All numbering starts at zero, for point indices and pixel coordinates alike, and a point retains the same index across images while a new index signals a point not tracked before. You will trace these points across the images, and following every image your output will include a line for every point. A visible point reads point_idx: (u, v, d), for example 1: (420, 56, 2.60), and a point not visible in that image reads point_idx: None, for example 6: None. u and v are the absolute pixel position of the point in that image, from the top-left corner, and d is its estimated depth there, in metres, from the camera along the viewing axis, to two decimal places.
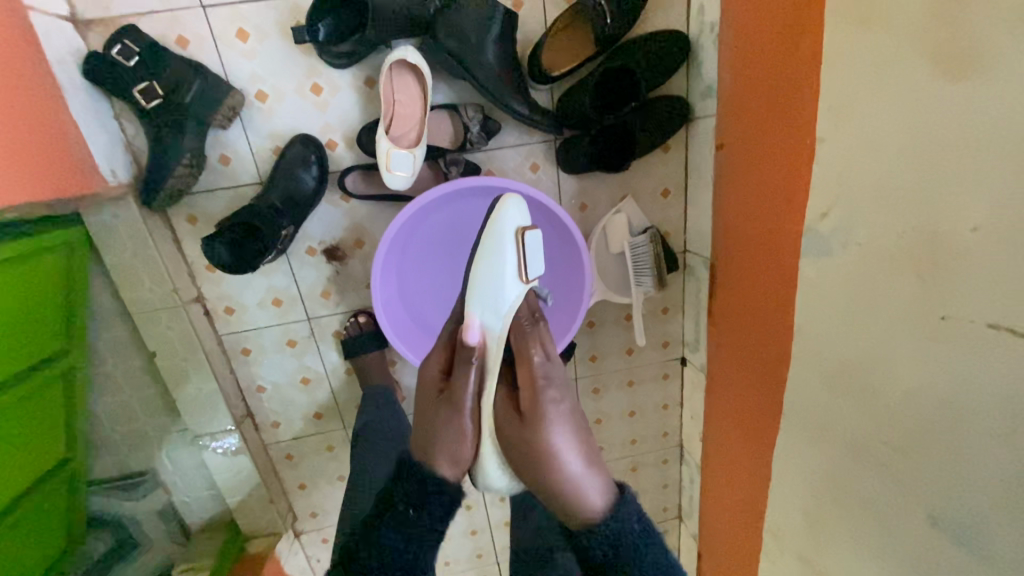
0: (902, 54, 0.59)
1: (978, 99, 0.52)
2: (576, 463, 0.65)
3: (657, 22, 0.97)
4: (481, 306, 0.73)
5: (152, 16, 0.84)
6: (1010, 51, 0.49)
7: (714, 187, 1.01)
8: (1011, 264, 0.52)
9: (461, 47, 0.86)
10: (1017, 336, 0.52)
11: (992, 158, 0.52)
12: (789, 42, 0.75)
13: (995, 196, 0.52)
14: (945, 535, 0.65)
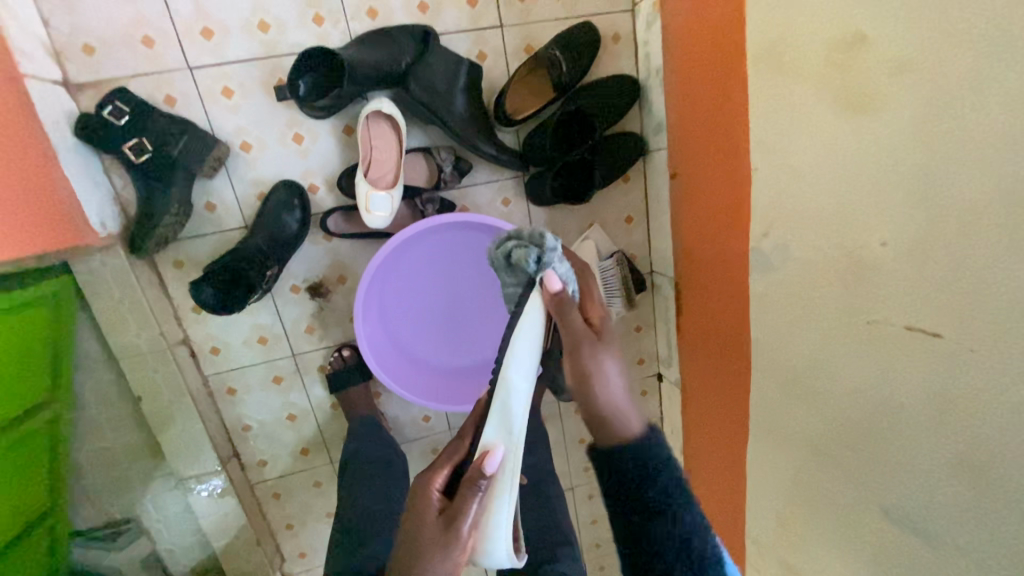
0: (811, 95, 0.68)
1: (873, 133, 0.61)
2: (618, 390, 0.69)
3: (609, 68, 1.07)
4: (501, 424, 0.65)
5: (141, 78, 0.91)
6: (891, 93, 0.58)
7: (671, 213, 1.10)
8: (921, 272, 0.59)
9: (430, 97, 0.94)
10: (934, 337, 0.59)
11: (892, 182, 0.60)
12: (721, 86, 0.85)
13: (897, 216, 0.60)
14: (894, 523, 0.70)
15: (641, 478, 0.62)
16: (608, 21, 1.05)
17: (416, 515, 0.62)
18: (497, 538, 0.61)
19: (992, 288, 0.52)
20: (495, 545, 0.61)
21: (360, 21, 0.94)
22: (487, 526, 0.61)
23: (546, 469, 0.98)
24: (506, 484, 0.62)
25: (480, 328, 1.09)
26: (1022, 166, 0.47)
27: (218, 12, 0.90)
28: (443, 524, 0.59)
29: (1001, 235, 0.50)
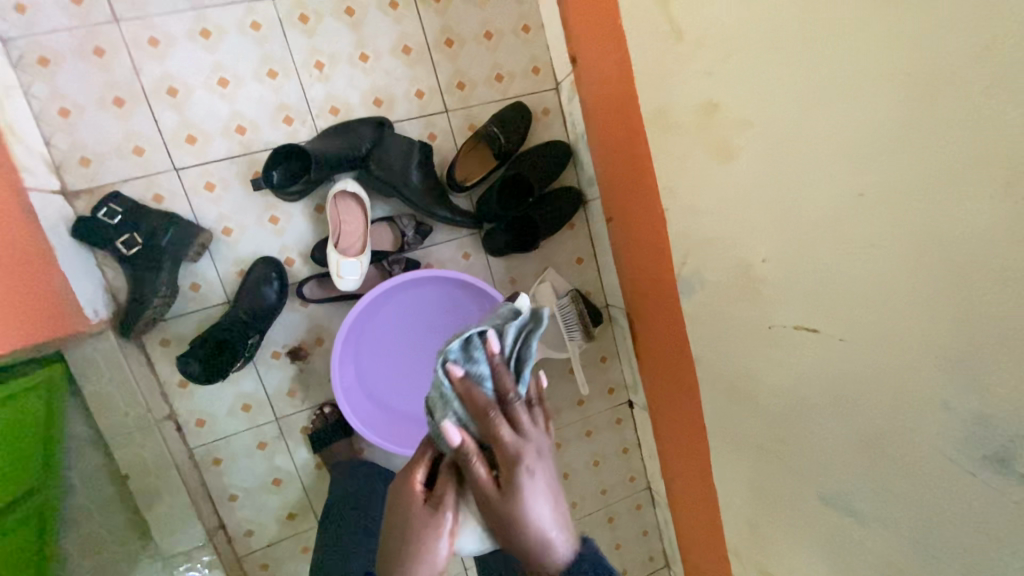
0: (686, 147, 0.83)
1: (735, 173, 0.75)
2: (544, 520, 0.56)
3: (543, 135, 1.25)
4: None
5: (132, 181, 1.03)
6: (739, 141, 0.72)
7: (614, 251, 1.24)
8: (809, 260, 0.66)
9: (389, 174, 1.09)
10: (815, 332, 0.68)
11: (754, 208, 0.73)
12: (630, 144, 1.02)
13: (762, 236, 0.71)
14: (836, 509, 0.73)
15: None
16: (537, 98, 1.23)
17: (403, 498, 0.62)
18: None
19: (840, 288, 0.63)
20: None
21: (324, 117, 1.11)
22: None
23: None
24: None
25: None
26: (834, 190, 0.61)
27: (200, 121, 1.05)
28: (433, 504, 0.60)
29: (831, 239, 0.62)
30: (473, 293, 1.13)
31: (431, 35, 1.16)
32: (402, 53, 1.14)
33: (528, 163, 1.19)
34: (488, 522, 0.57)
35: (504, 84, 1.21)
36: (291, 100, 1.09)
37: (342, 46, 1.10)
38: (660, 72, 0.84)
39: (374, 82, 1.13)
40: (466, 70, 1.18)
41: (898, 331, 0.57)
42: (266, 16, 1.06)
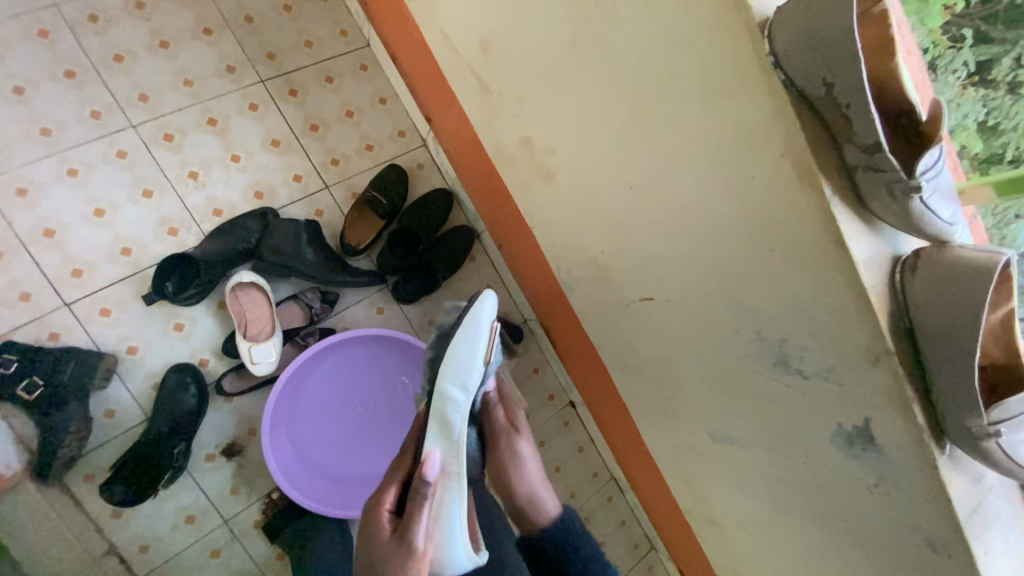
0: (522, 175, 0.98)
1: (561, 186, 0.89)
2: (536, 475, 0.83)
3: (422, 186, 1.37)
4: (442, 432, 0.76)
5: (22, 327, 1.04)
6: (553, 161, 0.87)
7: (513, 272, 1.37)
8: (631, 249, 0.81)
9: (282, 256, 1.16)
10: (650, 301, 0.83)
11: (583, 212, 0.87)
12: (490, 180, 1.18)
13: (598, 232, 0.86)
14: (720, 442, 0.87)
15: (561, 550, 0.77)
16: (408, 156, 1.36)
17: (374, 546, 0.68)
18: (453, 534, 0.70)
19: (655, 259, 0.77)
20: (452, 541, 0.70)
21: (209, 221, 1.17)
22: (439, 534, 0.70)
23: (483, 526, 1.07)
24: (454, 480, 0.73)
25: (395, 423, 1.21)
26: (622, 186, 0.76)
27: (84, 254, 1.08)
28: (398, 539, 0.67)
29: (639, 224, 0.76)
30: (393, 344, 1.19)
31: (295, 126, 1.27)
32: (272, 147, 1.24)
33: (415, 215, 1.31)
34: (500, 468, 0.83)
35: (374, 151, 1.33)
36: (172, 213, 1.15)
37: (211, 154, 1.19)
38: (484, 118, 0.99)
39: (251, 178, 1.22)
40: (336, 147, 1.30)
41: (699, 282, 0.72)
42: (131, 145, 1.14)
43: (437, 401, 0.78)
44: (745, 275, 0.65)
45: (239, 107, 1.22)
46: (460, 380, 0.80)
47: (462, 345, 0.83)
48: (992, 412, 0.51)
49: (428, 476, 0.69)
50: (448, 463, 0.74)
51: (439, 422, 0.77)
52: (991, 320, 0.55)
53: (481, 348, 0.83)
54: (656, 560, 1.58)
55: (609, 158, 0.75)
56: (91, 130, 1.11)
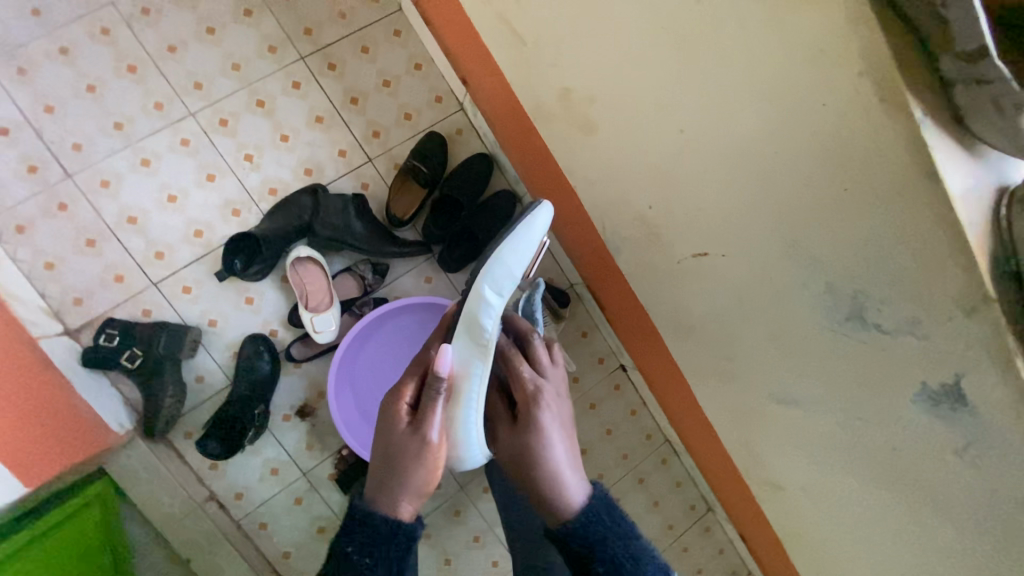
0: (561, 132, 0.94)
1: (603, 140, 0.84)
2: (560, 464, 0.75)
3: (462, 153, 1.36)
4: (470, 329, 0.83)
5: (121, 305, 1.17)
6: (594, 114, 0.82)
7: (557, 236, 1.36)
8: (680, 205, 0.77)
9: (334, 231, 1.21)
10: (702, 257, 0.79)
11: (628, 167, 0.83)
12: (529, 142, 1.16)
13: (644, 186, 0.82)
14: (782, 403, 0.82)
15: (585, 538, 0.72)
16: (446, 122, 1.35)
17: (392, 429, 0.75)
18: (469, 423, 0.79)
19: (708, 213, 0.72)
20: (467, 427, 0.79)
21: (265, 199, 1.24)
22: (455, 422, 0.79)
23: None
24: (474, 377, 0.80)
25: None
26: (668, 136, 0.71)
27: (164, 237, 1.19)
28: (415, 425, 0.74)
29: (689, 175, 0.71)
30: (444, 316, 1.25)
31: (336, 100, 1.29)
32: (316, 123, 1.28)
33: (456, 183, 1.31)
34: (514, 462, 0.77)
35: (413, 120, 1.32)
36: (233, 194, 1.23)
37: (262, 135, 1.24)
38: (520, 74, 0.95)
39: (300, 156, 1.26)
40: (376, 119, 1.31)
41: (757, 233, 0.66)
42: (192, 132, 1.21)
43: (472, 301, 0.85)
44: (812, 221, 0.59)
45: (284, 86, 1.26)
46: (497, 286, 0.87)
47: (502, 259, 0.89)
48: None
49: (443, 369, 0.75)
50: (472, 363, 0.81)
51: (470, 322, 0.84)
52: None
53: (520, 263, 0.90)
54: (713, 519, 1.57)
55: (654, 103, 0.70)
56: (156, 120, 1.19)
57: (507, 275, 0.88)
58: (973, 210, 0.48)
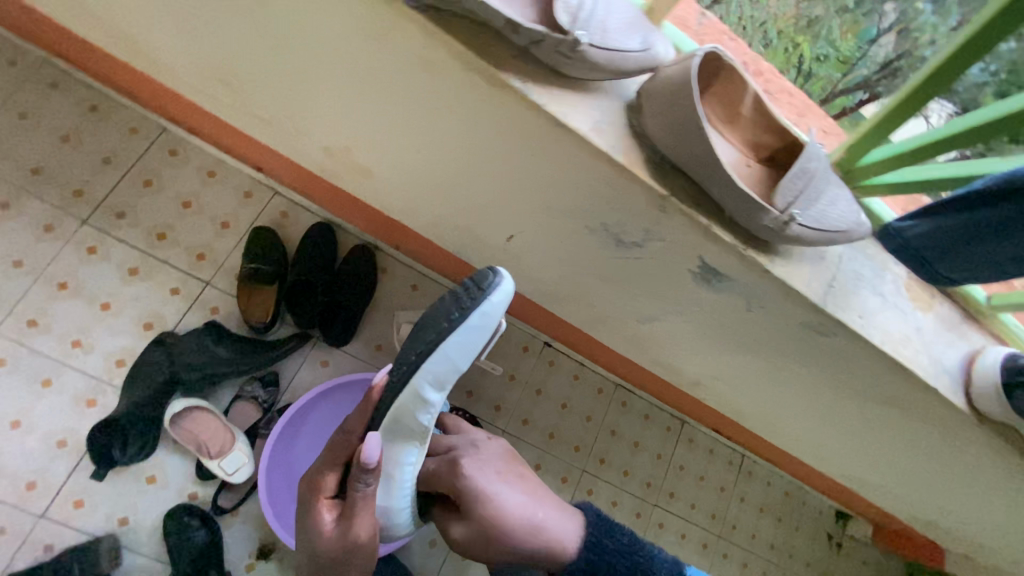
0: (349, 182, 0.95)
1: (379, 176, 0.86)
2: (533, 518, 0.78)
3: (296, 231, 1.33)
4: (404, 418, 0.79)
5: (16, 555, 1.06)
6: (356, 160, 0.84)
7: (425, 262, 1.37)
8: (466, 205, 0.80)
9: (199, 369, 1.16)
10: (512, 237, 0.82)
11: (412, 192, 0.85)
12: (346, 202, 1.25)
13: (434, 201, 0.84)
14: (647, 322, 0.88)
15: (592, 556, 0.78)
16: (267, 211, 1.31)
17: (320, 532, 0.75)
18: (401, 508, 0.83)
19: (487, 203, 0.76)
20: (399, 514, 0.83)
21: (117, 373, 1.17)
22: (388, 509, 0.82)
23: None
24: (406, 463, 0.82)
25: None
26: (414, 156, 0.73)
27: (27, 465, 1.10)
28: (343, 518, 0.75)
29: (452, 179, 0.74)
30: (354, 389, 1.24)
31: (142, 244, 1.22)
32: (133, 276, 1.21)
33: (301, 264, 1.28)
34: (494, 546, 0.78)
35: (232, 225, 1.28)
36: (81, 387, 1.15)
37: (81, 316, 1.17)
38: (285, 147, 0.94)
39: (132, 315, 1.20)
40: (194, 242, 1.25)
41: (527, 204, 0.70)
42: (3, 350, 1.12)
43: (412, 395, 0.78)
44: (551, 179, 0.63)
45: (80, 257, 1.18)
46: (439, 384, 0.80)
47: (450, 355, 0.79)
48: (778, 200, 0.52)
49: (370, 468, 0.71)
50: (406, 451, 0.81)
51: (406, 411, 0.79)
52: (745, 111, 0.59)
53: (473, 351, 0.82)
54: (693, 428, 1.66)
55: (385, 134, 0.72)
56: None
57: (455, 367, 0.80)
58: (610, 139, 0.55)
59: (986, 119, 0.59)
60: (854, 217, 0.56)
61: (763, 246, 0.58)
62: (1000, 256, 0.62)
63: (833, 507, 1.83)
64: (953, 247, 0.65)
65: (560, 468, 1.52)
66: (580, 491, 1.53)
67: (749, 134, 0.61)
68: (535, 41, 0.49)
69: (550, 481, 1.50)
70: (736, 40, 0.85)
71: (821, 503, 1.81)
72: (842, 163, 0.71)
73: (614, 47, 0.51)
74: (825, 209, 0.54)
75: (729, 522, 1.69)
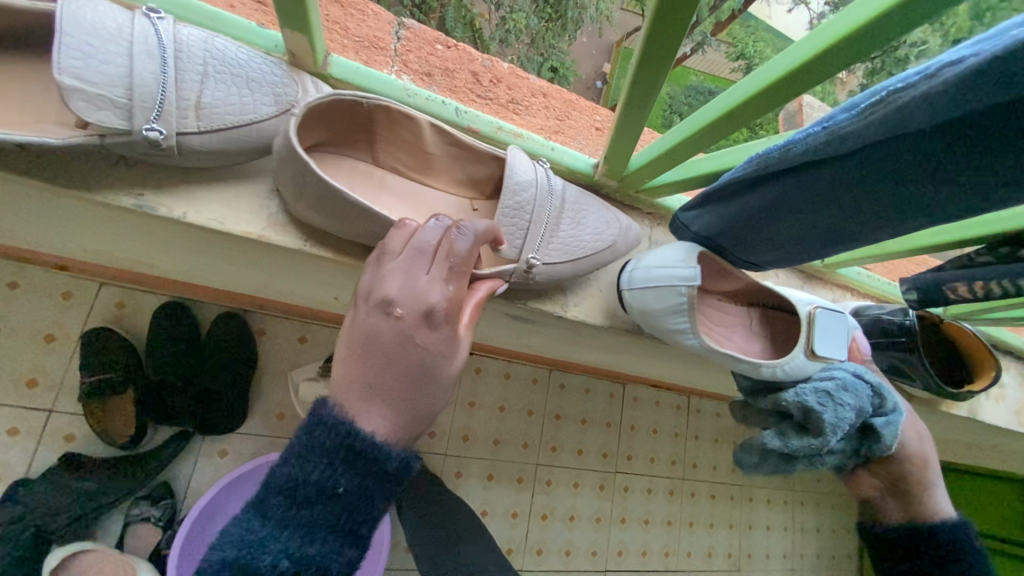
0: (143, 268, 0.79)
1: (167, 267, 0.72)
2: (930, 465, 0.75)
3: (142, 319, 1.15)
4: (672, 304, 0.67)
5: None
6: (127, 258, 0.69)
7: (302, 311, 1.24)
8: (268, 277, 0.68)
9: (66, 510, 1.01)
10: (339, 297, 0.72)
11: (214, 276, 0.72)
12: (184, 285, 1.13)
13: (239, 280, 0.72)
14: (521, 336, 0.81)
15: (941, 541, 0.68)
16: (98, 308, 1.12)
17: (434, 241, 0.49)
18: (694, 248, 0.65)
19: (286, 272, 0.64)
20: (671, 288, 0.62)
21: None
22: (656, 278, 0.64)
23: (459, 536, 1.03)
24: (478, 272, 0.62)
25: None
26: (178, 246, 0.61)
27: None
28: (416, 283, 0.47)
29: (235, 258, 0.62)
30: None
31: None
32: None
33: (156, 362, 1.11)
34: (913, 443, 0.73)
35: (59, 336, 1.09)
36: None
37: None
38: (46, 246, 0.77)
39: None
40: (18, 370, 1.06)
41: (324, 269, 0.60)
42: None
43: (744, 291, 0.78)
44: None
45: None
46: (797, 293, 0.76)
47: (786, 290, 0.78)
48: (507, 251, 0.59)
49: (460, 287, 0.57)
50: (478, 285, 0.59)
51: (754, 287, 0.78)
52: (433, 151, 0.63)
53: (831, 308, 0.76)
54: (635, 388, 1.67)
55: (123, 233, 0.58)
56: None
57: (794, 290, 0.77)
58: (300, 227, 0.57)
59: (721, 110, 0.52)
60: (609, 229, 0.66)
61: (555, 296, 0.68)
62: (798, 235, 0.59)
63: None
64: (756, 229, 0.62)
65: (513, 469, 1.46)
66: (539, 485, 1.49)
67: (457, 173, 0.66)
68: (101, 147, 0.47)
69: (506, 487, 1.45)
70: (452, 44, 0.77)
71: None
72: (611, 174, 0.69)
73: (224, 124, 0.50)
74: (569, 233, 0.63)
75: (690, 462, 1.73)
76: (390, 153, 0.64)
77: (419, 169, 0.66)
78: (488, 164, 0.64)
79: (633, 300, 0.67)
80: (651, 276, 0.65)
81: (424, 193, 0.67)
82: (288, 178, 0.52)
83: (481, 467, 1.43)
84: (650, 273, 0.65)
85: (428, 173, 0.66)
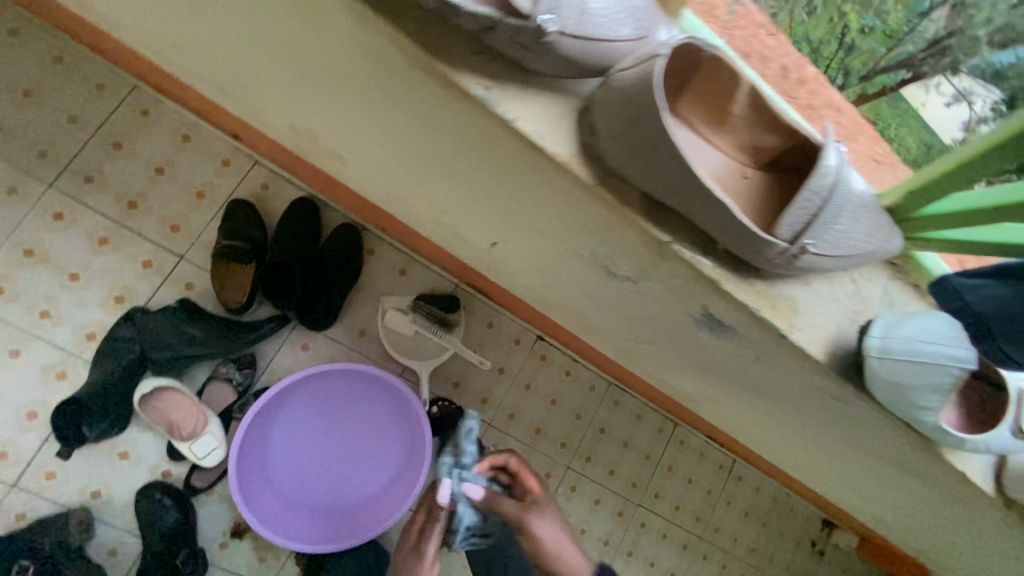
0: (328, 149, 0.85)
1: (360, 152, 0.78)
2: None
3: (279, 204, 1.23)
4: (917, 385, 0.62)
5: None
6: (333, 134, 0.76)
7: (412, 245, 1.29)
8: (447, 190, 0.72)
9: (173, 347, 1.12)
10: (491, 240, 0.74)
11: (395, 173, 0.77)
12: (328, 186, 1.19)
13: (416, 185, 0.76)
14: (641, 330, 0.81)
15: None
16: (247, 182, 1.21)
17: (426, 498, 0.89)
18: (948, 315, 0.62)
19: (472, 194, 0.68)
20: (942, 366, 0.60)
21: (87, 348, 1.12)
22: (920, 353, 0.59)
23: None
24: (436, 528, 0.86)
25: (370, 466, 1.21)
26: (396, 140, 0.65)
27: None
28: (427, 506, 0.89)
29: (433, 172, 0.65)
30: (371, 381, 1.20)
31: (112, 213, 1.14)
32: (104, 247, 1.14)
33: (282, 245, 1.19)
34: None
35: (208, 196, 1.19)
36: (49, 360, 1.11)
37: (50, 287, 1.11)
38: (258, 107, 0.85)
39: (102, 288, 1.14)
40: (168, 213, 1.17)
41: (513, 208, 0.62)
42: None
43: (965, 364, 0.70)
44: None
45: (46, 224, 1.11)
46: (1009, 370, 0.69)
47: None
48: (781, 231, 0.53)
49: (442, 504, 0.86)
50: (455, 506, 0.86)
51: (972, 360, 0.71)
52: (738, 110, 0.57)
53: None
54: (685, 432, 1.62)
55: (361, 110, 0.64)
56: None
57: None
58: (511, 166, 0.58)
59: None
60: (876, 238, 0.58)
61: (786, 315, 0.61)
62: None
63: (820, 516, 1.80)
64: None
65: (544, 464, 1.46)
66: (564, 488, 1.48)
67: (744, 136, 0.60)
68: (486, 33, 0.47)
69: None
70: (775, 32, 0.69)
71: (808, 511, 1.78)
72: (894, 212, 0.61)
73: (591, 35, 0.48)
74: (843, 229, 0.55)
75: (712, 526, 1.66)
76: (688, 104, 0.59)
77: (708, 123, 0.60)
78: (780, 133, 0.57)
79: (882, 372, 0.61)
80: (908, 350, 0.59)
81: (702, 150, 0.61)
82: (601, 115, 0.51)
83: (517, 449, 1.44)
84: (903, 343, 0.60)
85: (716, 129, 0.61)
